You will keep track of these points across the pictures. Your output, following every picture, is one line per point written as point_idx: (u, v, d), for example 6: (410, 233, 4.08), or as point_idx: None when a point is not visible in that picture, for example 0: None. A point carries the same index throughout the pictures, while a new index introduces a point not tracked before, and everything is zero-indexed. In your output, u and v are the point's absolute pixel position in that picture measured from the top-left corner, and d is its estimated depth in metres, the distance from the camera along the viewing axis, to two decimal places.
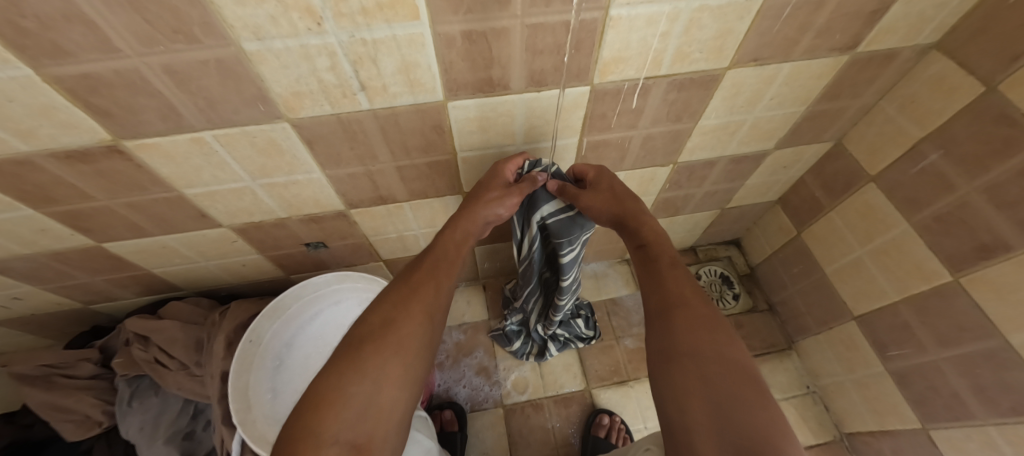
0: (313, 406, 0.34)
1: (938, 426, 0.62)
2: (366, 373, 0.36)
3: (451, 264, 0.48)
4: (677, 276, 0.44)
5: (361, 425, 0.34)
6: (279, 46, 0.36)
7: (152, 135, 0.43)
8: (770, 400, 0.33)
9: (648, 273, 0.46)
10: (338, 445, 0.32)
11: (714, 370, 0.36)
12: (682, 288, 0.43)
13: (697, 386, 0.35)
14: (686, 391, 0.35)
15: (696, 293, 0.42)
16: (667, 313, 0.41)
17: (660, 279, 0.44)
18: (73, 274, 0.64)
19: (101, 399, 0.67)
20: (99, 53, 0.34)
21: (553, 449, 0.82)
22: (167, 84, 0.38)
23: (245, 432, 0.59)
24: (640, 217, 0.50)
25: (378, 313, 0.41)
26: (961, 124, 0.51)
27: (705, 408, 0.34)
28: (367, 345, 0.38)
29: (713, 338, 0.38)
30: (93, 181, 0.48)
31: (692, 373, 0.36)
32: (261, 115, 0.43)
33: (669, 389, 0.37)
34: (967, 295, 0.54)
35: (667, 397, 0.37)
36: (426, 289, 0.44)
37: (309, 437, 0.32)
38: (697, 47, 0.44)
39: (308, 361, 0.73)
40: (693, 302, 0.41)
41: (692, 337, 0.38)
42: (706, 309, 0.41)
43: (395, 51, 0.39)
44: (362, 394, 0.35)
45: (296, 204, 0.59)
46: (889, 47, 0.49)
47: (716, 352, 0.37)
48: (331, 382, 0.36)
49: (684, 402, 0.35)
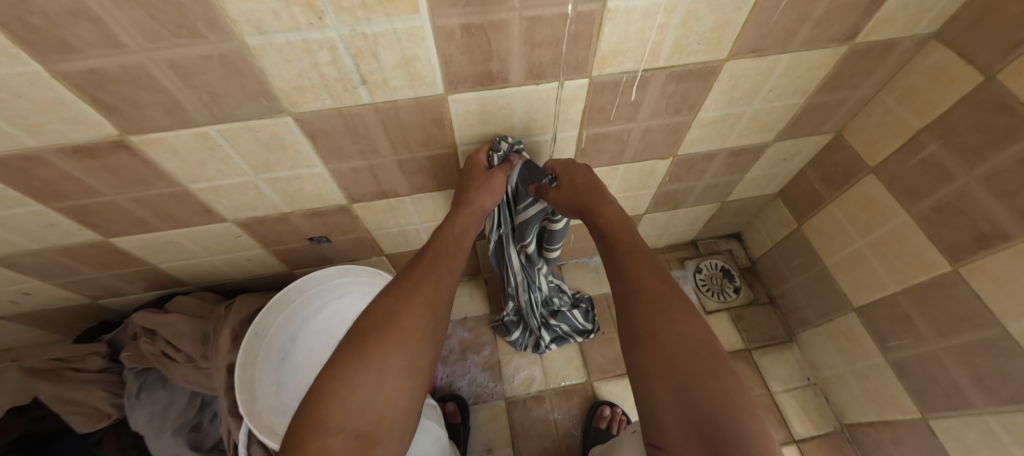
0: (318, 399, 0.35)
1: (937, 416, 0.62)
2: (369, 363, 0.37)
3: (452, 256, 0.49)
4: (636, 260, 0.45)
5: (367, 413, 0.35)
6: (281, 40, 0.36)
7: (158, 130, 0.44)
8: (725, 371, 0.35)
9: (610, 262, 0.47)
10: (345, 433, 0.33)
11: (672, 349, 0.37)
12: (641, 271, 0.44)
13: (658, 367, 0.36)
14: (646, 372, 0.37)
15: (654, 276, 0.43)
16: (628, 298, 0.42)
17: (621, 267, 0.45)
18: (81, 269, 0.65)
19: (109, 391, 0.69)
20: (104, 48, 0.34)
21: (555, 441, 0.82)
22: (171, 79, 0.38)
23: (252, 422, 0.60)
24: (597, 207, 0.51)
25: (381, 306, 0.41)
26: (959, 113, 0.51)
27: (666, 386, 0.35)
28: (370, 337, 0.39)
29: (670, 317, 0.39)
30: (100, 176, 0.48)
31: (653, 354, 0.37)
32: (264, 110, 0.44)
33: (635, 371, 0.38)
34: (966, 285, 0.54)
35: (633, 378, 0.38)
36: (428, 281, 0.44)
37: (315, 426, 0.33)
38: (695, 39, 0.45)
39: (310, 355, 0.73)
40: (651, 286, 0.42)
41: (649, 319, 0.39)
42: (664, 289, 0.42)
43: (395, 45, 0.39)
44: (369, 384, 0.36)
45: (299, 198, 0.60)
46: (887, 38, 0.49)
47: (672, 331, 0.38)
48: (334, 375, 0.36)
49: (648, 381, 0.36)
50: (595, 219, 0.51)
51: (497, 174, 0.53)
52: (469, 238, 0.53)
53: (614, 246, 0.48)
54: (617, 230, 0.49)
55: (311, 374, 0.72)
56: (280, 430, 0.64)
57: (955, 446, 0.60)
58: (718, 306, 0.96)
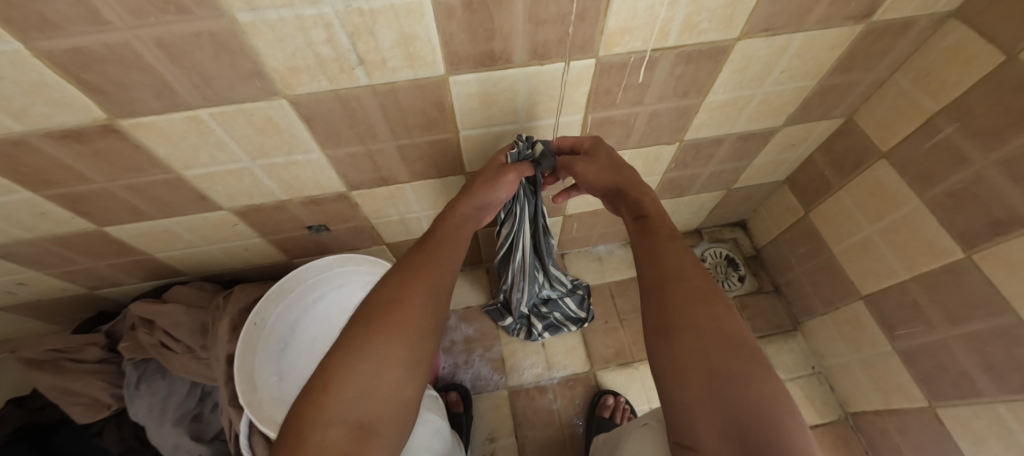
0: (315, 387, 0.33)
1: (944, 404, 0.61)
2: (366, 350, 0.35)
3: (451, 243, 0.48)
4: (673, 244, 0.42)
5: (364, 405, 0.33)
6: (273, 17, 0.35)
7: (148, 114, 0.42)
8: (771, 374, 0.32)
9: (642, 245, 0.44)
10: (340, 426, 0.32)
11: (710, 344, 0.34)
12: (677, 257, 0.41)
13: (695, 362, 0.33)
14: (683, 369, 0.33)
15: (693, 265, 0.41)
16: (663, 285, 0.39)
17: (657, 250, 0.42)
18: (76, 259, 0.64)
19: (109, 382, 0.68)
20: (88, 25, 0.32)
21: (558, 430, 0.82)
22: (160, 59, 0.37)
23: (252, 412, 0.58)
24: (635, 191, 0.49)
25: (381, 293, 0.40)
26: (977, 95, 0.49)
27: (702, 384, 0.32)
28: (367, 324, 0.37)
29: (707, 311, 0.36)
30: (90, 163, 0.47)
31: (690, 348, 0.34)
32: (258, 92, 0.42)
33: (667, 367, 0.35)
34: (979, 272, 0.53)
35: (665, 374, 0.35)
36: (428, 267, 0.43)
37: (310, 416, 0.32)
38: (707, 16, 0.43)
39: (310, 345, 0.72)
40: (687, 275, 0.39)
41: (686, 311, 0.36)
42: (701, 281, 0.39)
43: (393, 22, 0.37)
44: (366, 374, 0.34)
45: (296, 186, 0.59)
46: (905, 16, 0.47)
47: (711, 326, 0.35)
48: (331, 363, 0.35)
49: (682, 378, 0.33)
50: (632, 200, 0.49)
51: (508, 172, 0.52)
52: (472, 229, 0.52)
53: (652, 228, 0.45)
54: (657, 213, 0.47)
55: (311, 364, 0.71)
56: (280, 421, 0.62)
57: (963, 434, 0.59)
58: None
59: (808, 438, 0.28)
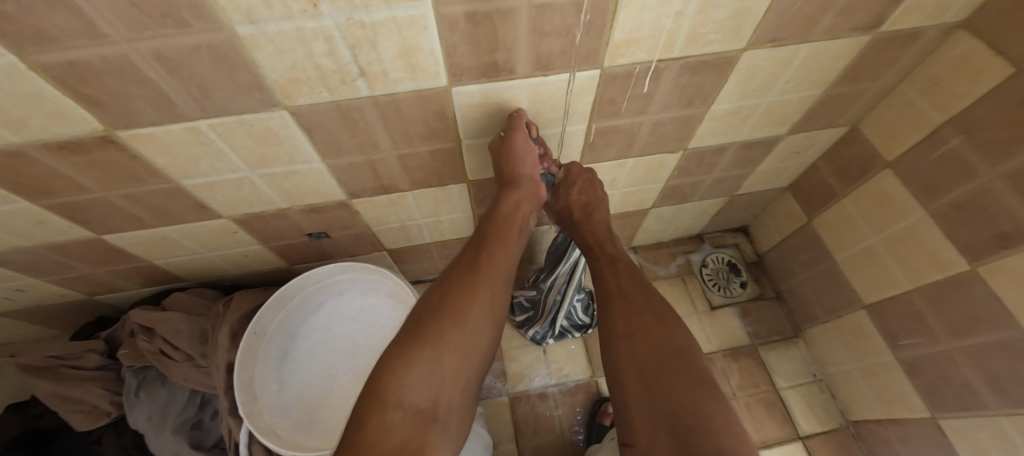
0: (382, 376, 0.38)
1: (947, 415, 0.61)
2: (427, 341, 0.40)
3: (507, 238, 0.50)
4: (616, 271, 0.51)
5: (424, 392, 0.38)
6: (273, 30, 0.34)
7: (147, 125, 0.42)
8: (693, 367, 0.39)
9: (594, 271, 0.54)
10: (403, 409, 0.36)
11: (645, 348, 0.42)
12: (620, 280, 0.50)
13: (631, 364, 0.41)
14: (622, 370, 0.41)
15: (632, 284, 0.49)
16: (608, 302, 0.48)
17: (603, 276, 0.52)
18: (74, 266, 0.63)
19: (108, 389, 0.68)
20: (85, 38, 0.32)
21: (559, 437, 0.82)
22: (158, 71, 0.36)
23: (252, 422, 0.59)
24: (581, 224, 0.60)
25: (442, 288, 0.44)
26: (984, 107, 0.49)
27: (638, 381, 0.40)
28: (429, 319, 0.42)
29: (646, 318, 0.44)
30: (87, 173, 0.46)
31: (627, 352, 0.42)
32: (258, 103, 0.42)
33: (611, 370, 0.43)
34: (984, 284, 0.53)
35: (610, 378, 0.43)
36: (485, 265, 0.47)
37: (377, 400, 0.36)
38: (712, 27, 0.42)
39: (313, 352, 0.70)
40: (629, 293, 0.48)
41: (626, 321, 0.44)
42: (640, 296, 0.47)
43: (395, 34, 0.37)
44: (426, 363, 0.39)
45: (296, 194, 0.58)
46: (912, 27, 0.47)
47: (647, 331, 0.43)
48: (397, 352, 0.39)
49: (621, 379, 0.41)
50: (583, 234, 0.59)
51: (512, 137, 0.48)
52: (523, 213, 0.54)
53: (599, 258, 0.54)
54: (598, 243, 0.57)
55: (313, 373, 0.69)
56: (281, 430, 0.63)
57: (965, 446, 0.59)
58: (725, 301, 0.95)
59: (726, 417, 0.35)
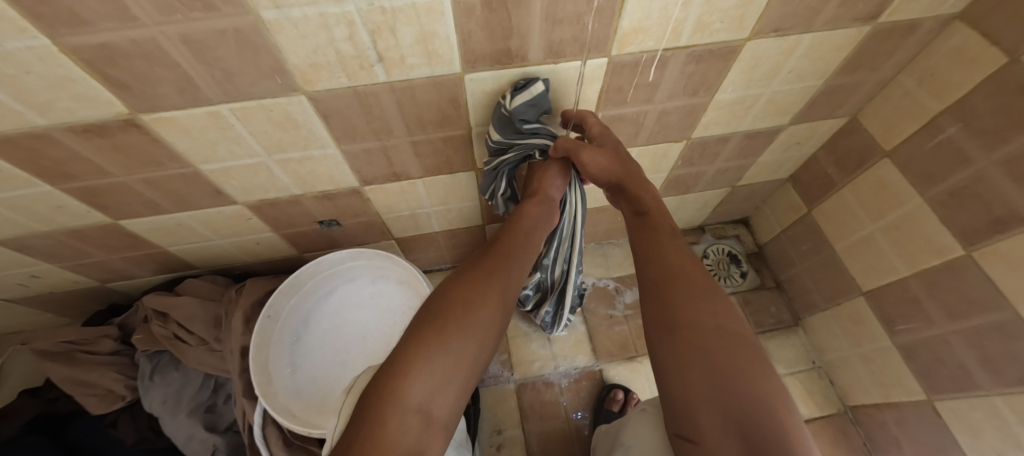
0: (388, 376, 0.35)
1: (942, 397, 0.63)
2: (436, 342, 0.38)
3: (521, 249, 0.51)
4: (674, 245, 0.45)
5: (431, 396, 0.36)
6: (298, 14, 0.35)
7: (170, 109, 0.43)
8: (768, 369, 0.36)
9: (649, 242, 0.47)
10: (413, 413, 0.34)
11: (713, 341, 0.37)
12: (678, 258, 0.44)
13: (696, 357, 0.37)
14: (685, 364, 0.37)
15: (694, 266, 0.44)
16: (666, 282, 0.42)
17: (660, 250, 0.45)
18: (90, 253, 0.64)
19: (123, 373, 0.69)
20: (117, 21, 0.33)
21: (564, 422, 0.84)
22: (184, 55, 0.37)
23: (267, 402, 0.60)
24: (643, 187, 0.51)
25: (457, 291, 0.43)
26: (980, 96, 0.50)
27: (705, 378, 0.35)
28: (441, 321, 0.39)
29: (712, 307, 0.39)
30: (109, 156, 0.48)
31: (692, 344, 0.37)
32: (279, 88, 0.43)
33: (669, 359, 0.38)
34: (978, 269, 0.54)
35: (668, 367, 0.38)
36: (498, 273, 0.46)
37: (385, 403, 0.33)
38: (719, 17, 0.44)
39: (325, 338, 0.72)
40: (692, 274, 0.42)
41: (691, 309, 0.39)
42: (700, 278, 0.42)
43: (414, 20, 0.38)
44: (438, 369, 0.37)
45: (310, 180, 0.59)
46: (911, 18, 0.48)
47: (715, 323, 0.38)
48: (405, 353, 0.37)
49: (683, 372, 0.37)
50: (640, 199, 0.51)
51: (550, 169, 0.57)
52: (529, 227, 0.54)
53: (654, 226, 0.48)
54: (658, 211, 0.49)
55: (325, 358, 0.70)
56: (296, 412, 0.64)
57: (959, 426, 0.61)
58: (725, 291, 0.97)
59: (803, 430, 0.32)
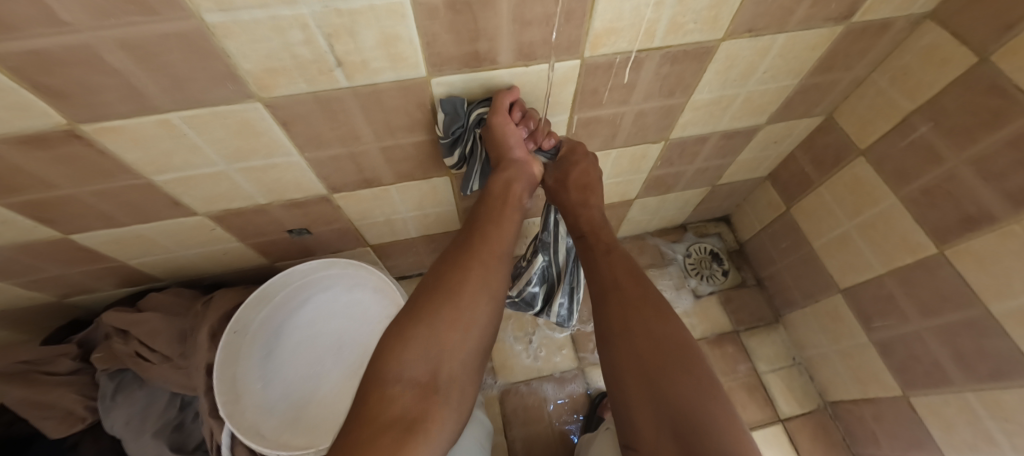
0: (378, 354, 0.37)
1: (917, 392, 0.64)
2: (422, 321, 0.39)
3: (502, 214, 0.48)
4: (610, 261, 0.49)
5: (421, 366, 0.37)
6: (247, 18, 0.33)
7: (115, 118, 0.40)
8: (695, 367, 0.40)
9: (588, 259, 0.51)
10: (403, 383, 0.36)
11: (645, 347, 0.41)
12: (615, 272, 0.48)
13: (631, 364, 0.41)
14: (623, 372, 0.41)
15: (629, 276, 0.47)
16: (604, 295, 0.47)
17: (596, 267, 0.49)
18: (44, 268, 0.61)
19: (82, 394, 0.66)
20: (44, 26, 0.30)
21: (549, 427, 0.83)
22: (126, 62, 0.35)
23: (234, 423, 0.58)
24: (576, 208, 0.55)
25: (437, 265, 0.43)
26: (951, 96, 0.50)
27: (641, 383, 0.40)
28: (424, 299, 0.40)
29: (643, 315, 0.43)
30: (54, 169, 0.44)
31: (626, 352, 0.42)
32: (233, 94, 0.40)
33: (611, 367, 0.43)
34: (951, 267, 0.55)
35: (610, 377, 0.43)
36: (482, 244, 0.45)
37: (378, 378, 0.36)
38: (692, 17, 0.43)
39: (297, 349, 0.70)
40: (625, 286, 0.46)
41: (625, 319, 0.43)
42: (636, 289, 0.46)
43: (374, 22, 0.36)
44: (428, 343, 0.38)
45: (277, 189, 0.57)
46: (884, 17, 0.48)
47: (647, 329, 0.43)
48: (392, 331, 0.39)
49: (622, 380, 0.41)
50: (575, 220, 0.55)
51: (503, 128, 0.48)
52: (517, 193, 0.51)
53: (590, 247, 0.52)
54: (592, 230, 0.53)
55: (297, 370, 0.69)
56: (265, 430, 0.62)
57: (934, 421, 0.62)
58: (707, 289, 0.97)
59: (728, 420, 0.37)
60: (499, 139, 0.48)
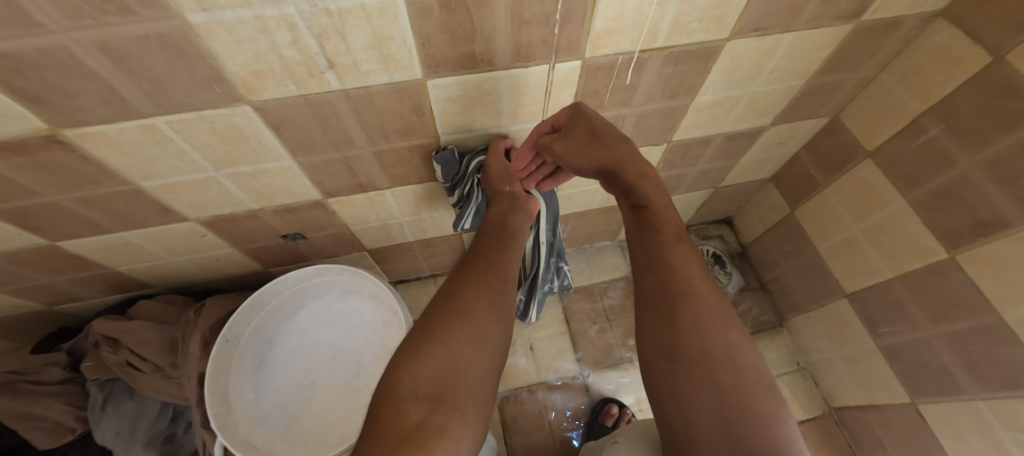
0: (394, 368, 0.34)
1: (926, 400, 0.63)
2: (435, 336, 0.35)
3: (507, 237, 0.48)
4: (682, 253, 0.39)
5: (437, 382, 0.33)
6: (230, 18, 0.31)
7: (96, 123, 0.38)
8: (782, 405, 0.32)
9: (652, 245, 0.41)
10: (417, 401, 0.32)
11: (723, 371, 0.33)
12: (686, 268, 0.39)
13: (703, 386, 0.33)
14: (692, 394, 0.33)
15: (702, 279, 0.38)
16: (672, 296, 0.37)
17: (665, 257, 0.39)
18: (29, 276, 0.59)
19: (71, 404, 0.65)
20: (15, 28, 0.28)
21: (549, 435, 0.82)
22: (104, 64, 0.33)
23: (225, 436, 0.57)
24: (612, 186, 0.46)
25: (445, 287, 0.41)
26: (964, 96, 0.49)
27: (713, 413, 0.32)
28: (438, 314, 0.37)
29: (721, 331, 0.35)
30: (34, 176, 0.43)
31: (700, 374, 0.34)
32: (218, 98, 0.39)
33: (676, 386, 0.35)
34: (962, 272, 0.54)
35: (672, 395, 0.35)
36: (491, 265, 0.43)
37: (390, 393, 0.32)
38: (697, 16, 0.41)
39: (289, 358, 0.67)
40: (700, 292, 0.37)
41: (701, 332, 0.35)
42: (713, 298, 0.37)
43: (364, 22, 0.34)
44: (442, 358, 0.34)
45: (268, 194, 0.55)
46: (894, 16, 0.47)
47: (725, 347, 0.34)
48: (406, 347, 0.36)
49: (689, 403, 0.33)
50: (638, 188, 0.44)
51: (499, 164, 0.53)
52: (516, 223, 0.51)
53: (656, 225, 0.41)
54: (659, 203, 0.43)
55: (291, 380, 0.66)
56: (258, 442, 0.61)
57: (944, 430, 0.61)
58: None
59: None
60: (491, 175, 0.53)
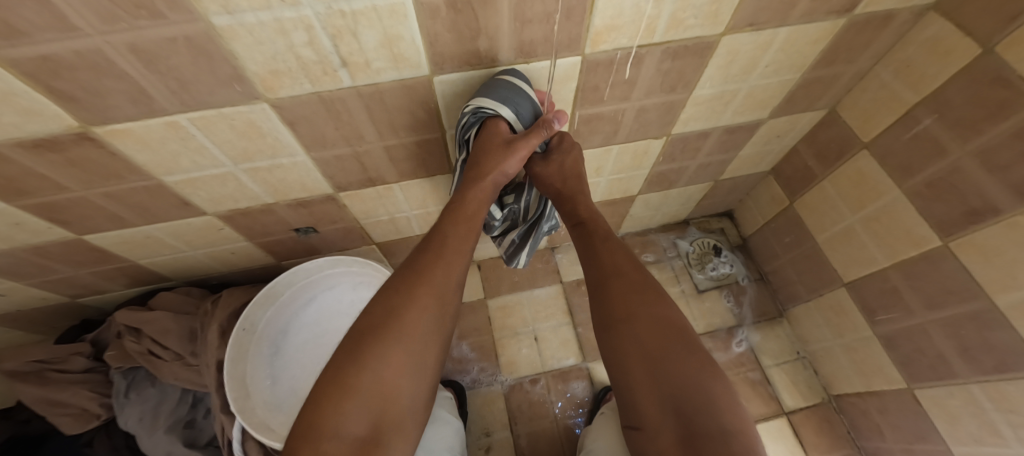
0: (320, 398, 0.36)
1: (922, 385, 0.64)
2: (362, 364, 0.37)
3: (451, 245, 0.45)
4: (610, 248, 0.49)
5: (362, 418, 0.36)
6: (251, 20, 0.33)
7: (124, 120, 0.41)
8: (695, 348, 0.41)
9: (587, 248, 0.50)
10: (340, 439, 0.35)
11: (646, 333, 0.42)
12: (614, 259, 0.47)
13: (634, 350, 0.41)
14: (625, 355, 0.42)
15: (627, 262, 0.47)
16: (604, 283, 0.46)
17: (596, 254, 0.49)
18: (55, 268, 0.62)
19: (96, 392, 0.68)
20: (56, 31, 0.31)
21: (553, 423, 0.84)
22: (134, 65, 0.35)
23: (245, 418, 0.59)
24: (576, 195, 0.52)
25: (381, 303, 0.41)
26: (956, 87, 0.50)
27: (643, 366, 0.41)
28: (366, 337, 0.38)
29: (645, 301, 0.44)
30: (65, 172, 0.45)
31: (629, 339, 0.42)
32: (239, 96, 0.41)
33: (615, 353, 0.43)
34: (955, 259, 0.55)
35: (612, 361, 0.43)
36: (426, 275, 0.42)
37: (314, 428, 0.35)
38: (693, 12, 0.43)
39: (302, 348, 0.71)
40: (626, 272, 0.46)
41: (627, 305, 0.44)
42: (636, 275, 0.46)
43: (376, 23, 0.36)
44: (367, 390, 0.37)
45: (282, 188, 0.58)
46: (886, 9, 0.48)
47: (648, 314, 0.43)
48: (334, 370, 0.37)
49: (625, 365, 0.42)
50: (573, 207, 0.52)
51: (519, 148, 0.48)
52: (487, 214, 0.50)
53: (590, 233, 0.50)
54: (591, 217, 0.52)
55: (305, 368, 0.70)
56: (275, 425, 0.64)
57: (939, 414, 0.62)
58: (710, 284, 0.98)
59: (727, 395, 0.39)
60: (502, 154, 0.48)
